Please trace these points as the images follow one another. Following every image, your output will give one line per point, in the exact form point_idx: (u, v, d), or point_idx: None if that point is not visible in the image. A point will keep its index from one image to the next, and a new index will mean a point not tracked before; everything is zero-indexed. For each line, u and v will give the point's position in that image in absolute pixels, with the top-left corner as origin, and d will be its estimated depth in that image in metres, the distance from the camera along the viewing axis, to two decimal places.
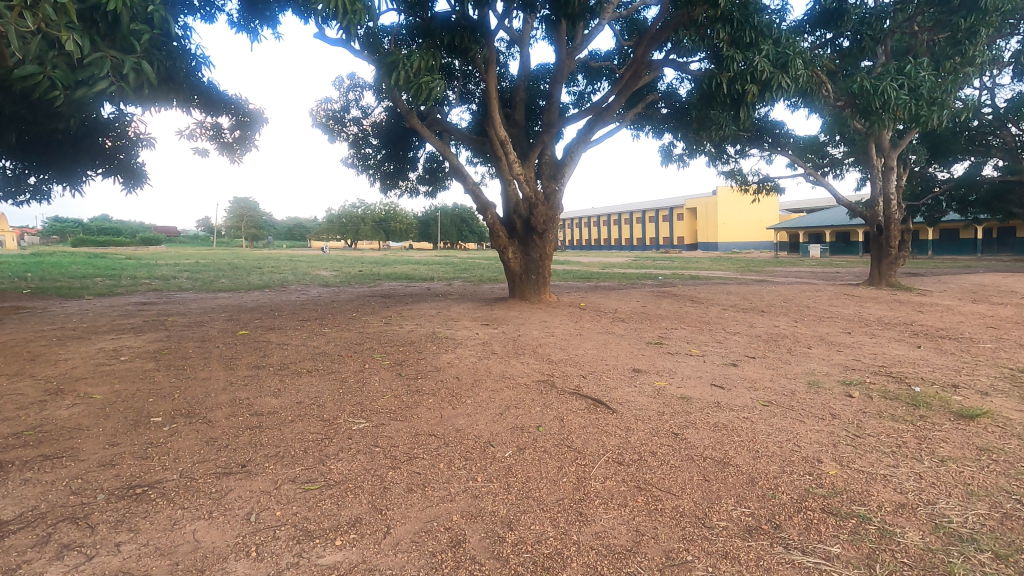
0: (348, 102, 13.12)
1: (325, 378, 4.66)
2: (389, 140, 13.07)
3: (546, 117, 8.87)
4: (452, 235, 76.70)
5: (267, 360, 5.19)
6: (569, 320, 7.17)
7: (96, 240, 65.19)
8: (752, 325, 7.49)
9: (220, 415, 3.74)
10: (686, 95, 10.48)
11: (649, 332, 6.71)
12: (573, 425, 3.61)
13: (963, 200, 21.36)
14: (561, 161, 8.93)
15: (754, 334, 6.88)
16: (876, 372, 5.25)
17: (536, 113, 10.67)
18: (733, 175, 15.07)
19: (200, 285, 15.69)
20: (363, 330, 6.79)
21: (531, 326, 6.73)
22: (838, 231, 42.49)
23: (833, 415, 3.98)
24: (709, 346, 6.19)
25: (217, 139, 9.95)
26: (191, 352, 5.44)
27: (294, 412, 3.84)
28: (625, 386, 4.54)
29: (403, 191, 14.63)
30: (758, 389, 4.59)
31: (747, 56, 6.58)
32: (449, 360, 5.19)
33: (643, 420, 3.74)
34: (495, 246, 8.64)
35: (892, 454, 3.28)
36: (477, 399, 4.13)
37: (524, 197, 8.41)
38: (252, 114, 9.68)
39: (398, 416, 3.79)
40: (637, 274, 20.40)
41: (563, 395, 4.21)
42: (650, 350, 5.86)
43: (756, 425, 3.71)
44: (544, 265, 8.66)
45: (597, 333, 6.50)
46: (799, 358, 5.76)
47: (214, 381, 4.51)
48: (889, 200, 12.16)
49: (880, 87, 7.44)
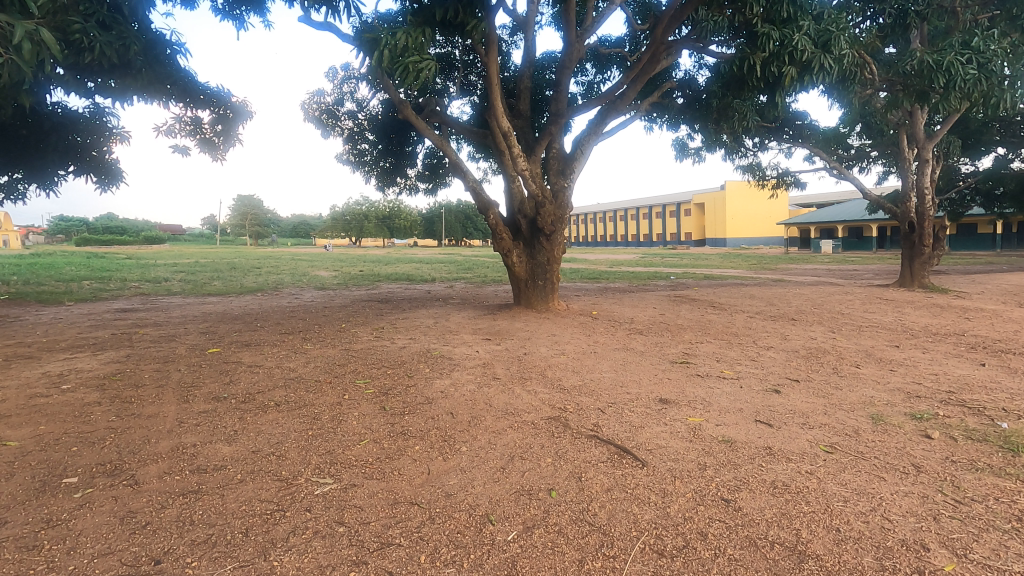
0: (343, 94, 12.39)
1: (294, 415, 3.92)
2: (385, 135, 12.35)
3: (553, 108, 8.06)
4: (456, 232, 76.08)
5: (231, 389, 4.44)
6: (581, 333, 6.40)
7: (101, 239, 64.95)
8: (784, 336, 6.71)
9: (154, 473, 2.99)
10: (705, 83, 9.66)
11: (672, 349, 5.92)
12: (594, 488, 2.85)
13: (989, 194, 20.34)
14: (570, 156, 8.14)
15: (791, 350, 6.07)
16: (946, 401, 4.43)
17: (543, 104, 9.86)
18: (751, 170, 14.22)
19: (192, 288, 14.98)
20: (349, 346, 6.04)
21: (538, 341, 5.96)
22: (851, 226, 41.40)
23: (918, 468, 3.18)
24: (742, 366, 5.40)
25: (196, 135, 9.17)
26: (146, 379, 4.70)
27: (246, 467, 3.09)
28: (653, 425, 3.76)
29: (402, 189, 13.88)
30: (813, 426, 3.81)
31: (786, 31, 5.74)
32: (443, 389, 4.44)
33: (682, 479, 2.97)
34: (498, 248, 7.85)
35: (1016, 535, 2.48)
36: (474, 446, 3.37)
37: (530, 194, 7.63)
38: (233, 106, 9.00)
39: (374, 473, 3.04)
40: (647, 274, 19.62)
41: (579, 441, 3.44)
42: (675, 372, 5.08)
43: (828, 486, 2.92)
44: (552, 270, 7.87)
45: (615, 350, 5.71)
46: (850, 382, 4.96)
47: (160, 421, 3.77)
48: (923, 194, 11.23)
49: (944, 62, 6.72)
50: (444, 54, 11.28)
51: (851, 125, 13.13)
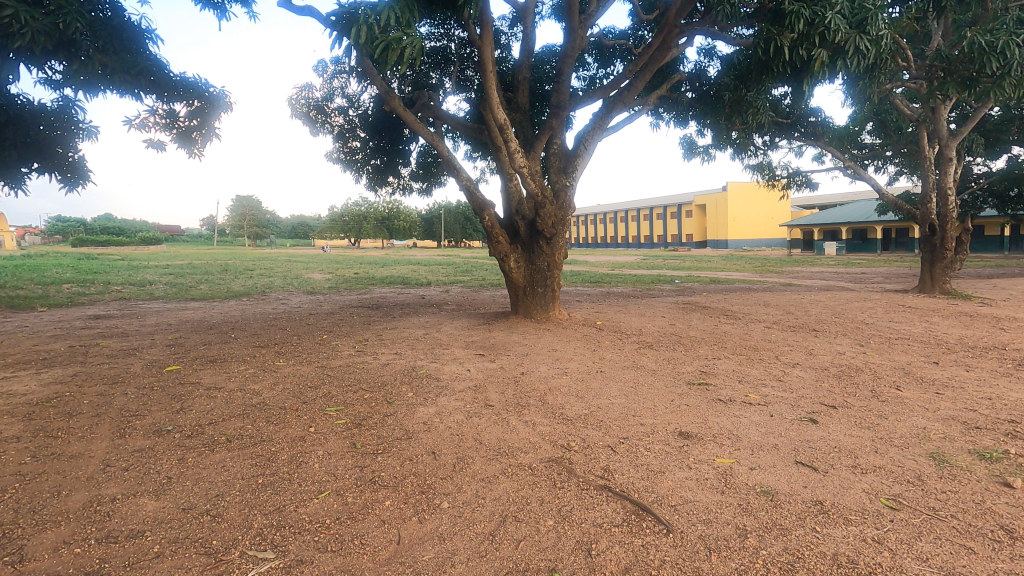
0: (333, 89, 11.77)
1: (246, 455, 3.28)
2: (377, 132, 11.75)
3: (554, 101, 7.44)
4: (456, 233, 75.43)
5: (179, 419, 3.81)
6: (585, 348, 5.75)
7: (98, 239, 64.39)
8: (809, 351, 6.07)
9: (48, 545, 2.35)
10: (715, 76, 9.07)
11: (687, 367, 5.28)
12: (608, 569, 2.21)
13: (1003, 196, 19.69)
14: (573, 152, 7.51)
15: (819, 368, 5.44)
16: (1013, 434, 3.79)
17: (543, 99, 9.24)
18: (761, 168, 13.59)
19: (176, 292, 14.34)
20: (326, 363, 5.41)
21: (536, 358, 5.33)
22: (855, 228, 40.80)
23: (1013, 533, 2.54)
24: (769, 388, 4.76)
25: (170, 129, 8.52)
26: (84, 406, 4.06)
27: (169, 535, 2.45)
28: (675, 469, 3.12)
29: (395, 189, 13.28)
30: (866, 471, 3.17)
31: (817, 9, 5.14)
32: (426, 420, 3.81)
33: (720, 553, 2.33)
34: (494, 252, 7.22)
35: None
36: (458, 502, 2.73)
37: (529, 194, 7.01)
38: (209, 97, 8.40)
39: (330, 543, 2.40)
40: (651, 277, 18.97)
41: (588, 494, 2.81)
42: (694, 396, 4.45)
43: (906, 565, 2.29)
44: (552, 276, 7.24)
45: (623, 369, 5.08)
46: (894, 408, 4.32)
47: (82, 465, 3.12)
48: (946, 195, 10.60)
49: (999, 43, 6.48)
50: (439, 47, 10.69)
51: (863, 123, 12.55)
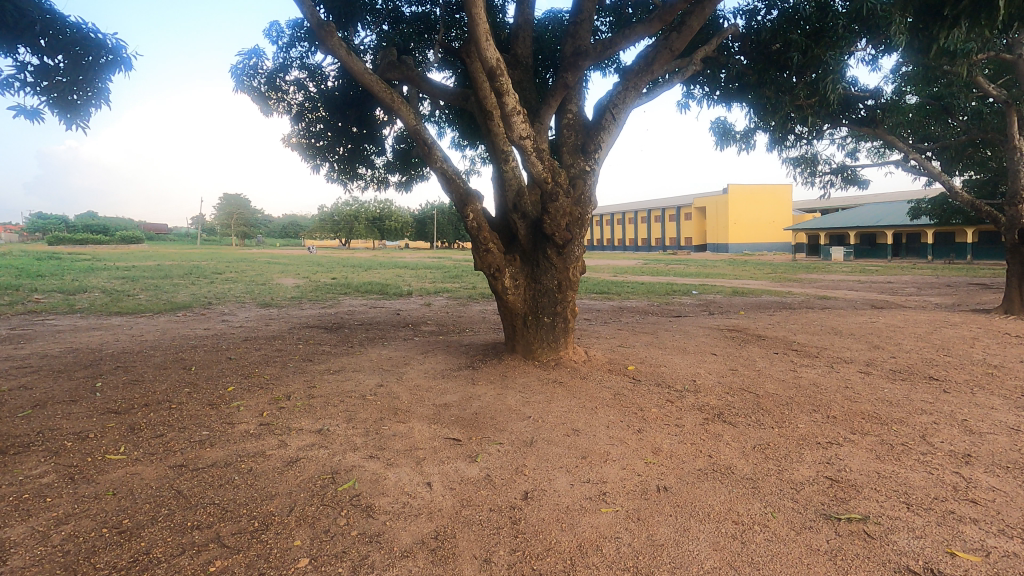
0: (290, 59, 9.55)
1: None
2: (342, 112, 9.55)
3: (570, 53, 5.27)
4: (449, 235, 73.02)
5: None
6: (621, 427, 3.56)
7: (77, 237, 61.65)
8: (965, 429, 3.88)
9: None
10: (773, 34, 6.98)
11: (802, 472, 3.09)
12: None
13: None
14: (593, 124, 5.35)
15: (1015, 469, 3.25)
16: None
17: (550, 68, 7.08)
18: (803, 162, 11.51)
19: (104, 303, 11.96)
20: (192, 458, 3.21)
21: (548, 455, 3.12)
22: (865, 233, 39.01)
23: None
24: (977, 532, 2.58)
25: (39, 92, 6.21)
26: None
27: None
28: None
29: (368, 183, 11.07)
30: None
31: None
32: None
33: None
34: (481, 266, 5.02)
35: None
36: None
37: (532, 180, 4.84)
38: (95, 48, 6.15)
39: None
40: (664, 287, 16.76)
41: None
42: (863, 564, 2.26)
43: None
44: (563, 298, 5.07)
45: (699, 481, 2.88)
46: None
47: None
48: None
49: None
50: (421, 12, 8.58)
51: (927, 107, 10.51)
